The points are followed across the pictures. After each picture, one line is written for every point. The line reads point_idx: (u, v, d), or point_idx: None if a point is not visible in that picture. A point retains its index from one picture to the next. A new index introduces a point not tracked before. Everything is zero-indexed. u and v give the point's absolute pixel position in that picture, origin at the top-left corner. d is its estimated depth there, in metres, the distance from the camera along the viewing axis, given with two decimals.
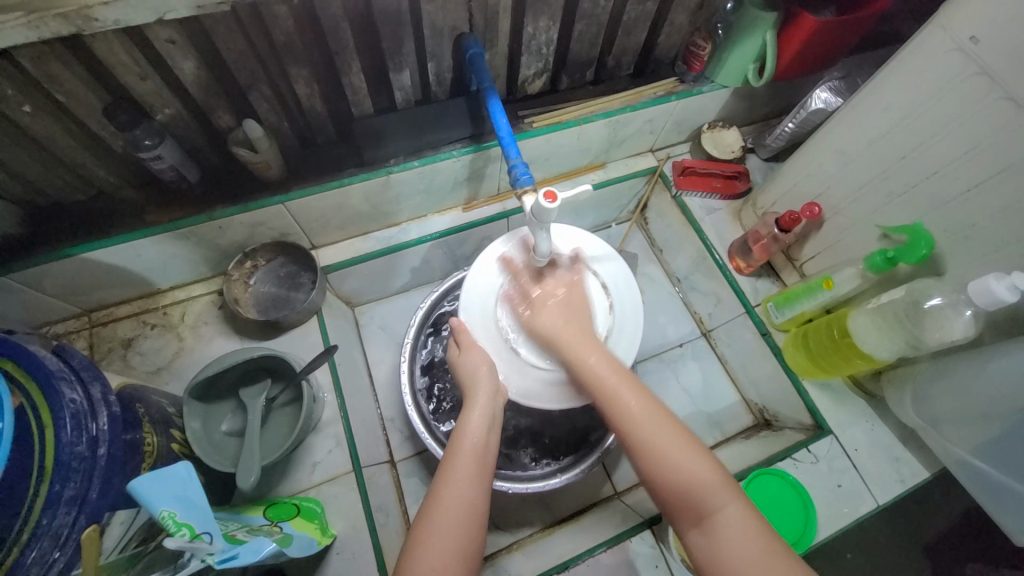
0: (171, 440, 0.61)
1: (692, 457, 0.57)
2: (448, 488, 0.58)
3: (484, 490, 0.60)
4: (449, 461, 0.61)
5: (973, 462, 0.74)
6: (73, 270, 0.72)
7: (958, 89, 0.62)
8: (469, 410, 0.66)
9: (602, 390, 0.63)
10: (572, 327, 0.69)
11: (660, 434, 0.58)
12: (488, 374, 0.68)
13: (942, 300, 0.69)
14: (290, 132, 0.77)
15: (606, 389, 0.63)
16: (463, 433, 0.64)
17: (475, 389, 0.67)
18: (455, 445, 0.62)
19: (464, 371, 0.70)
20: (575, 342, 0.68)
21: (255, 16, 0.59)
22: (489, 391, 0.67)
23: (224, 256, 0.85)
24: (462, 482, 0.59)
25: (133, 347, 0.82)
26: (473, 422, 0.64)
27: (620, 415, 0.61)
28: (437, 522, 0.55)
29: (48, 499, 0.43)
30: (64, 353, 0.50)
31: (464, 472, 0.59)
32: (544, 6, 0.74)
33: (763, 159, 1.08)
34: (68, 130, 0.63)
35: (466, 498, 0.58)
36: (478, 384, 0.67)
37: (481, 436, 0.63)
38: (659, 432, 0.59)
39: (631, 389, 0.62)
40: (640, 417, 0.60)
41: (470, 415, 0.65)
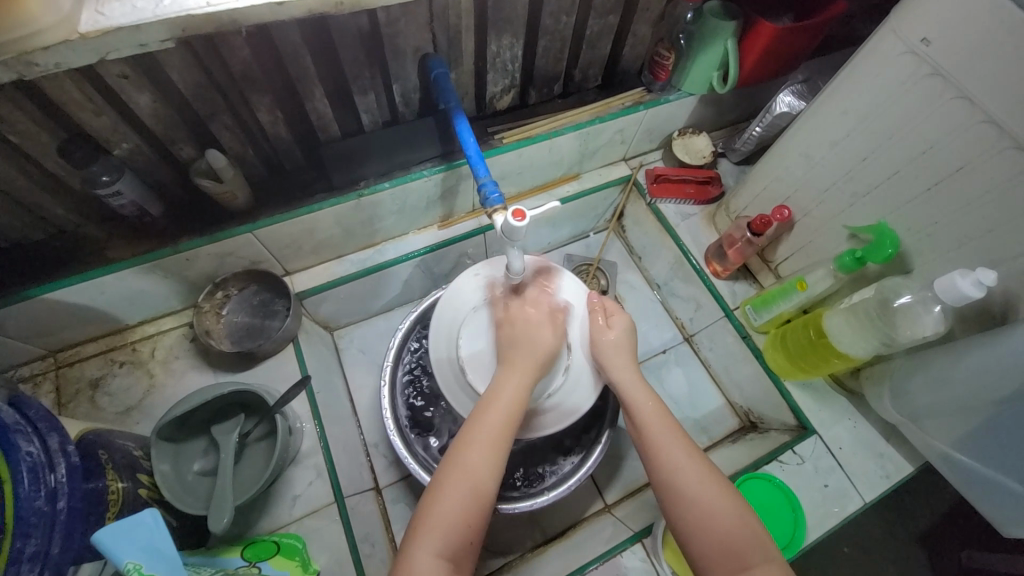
0: (138, 485, 0.59)
1: (733, 514, 0.56)
2: (471, 452, 0.58)
3: (504, 457, 0.60)
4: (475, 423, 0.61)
5: (953, 454, 0.75)
6: (33, 312, 0.70)
7: (912, 90, 0.64)
8: (512, 371, 0.66)
9: (650, 434, 0.63)
10: (629, 368, 0.69)
11: (704, 485, 0.58)
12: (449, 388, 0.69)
13: (911, 297, 0.70)
14: (256, 159, 0.76)
15: (652, 438, 0.62)
16: (495, 396, 0.63)
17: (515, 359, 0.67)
18: (486, 410, 0.62)
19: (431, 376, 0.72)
20: (627, 383, 0.67)
21: (210, 47, 0.58)
22: (525, 366, 0.66)
23: (194, 288, 0.83)
24: (489, 451, 0.59)
25: (101, 387, 0.80)
26: (508, 387, 0.64)
27: (661, 464, 0.60)
28: (451, 491, 0.56)
29: (9, 558, 0.42)
30: (20, 405, 0.48)
31: (492, 441, 0.59)
32: (506, 24, 0.74)
33: (733, 163, 1.09)
34: (20, 170, 0.62)
35: (491, 459, 0.58)
36: (519, 355, 0.67)
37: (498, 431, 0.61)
38: (703, 487, 0.58)
39: (677, 438, 0.62)
40: (686, 470, 0.59)
41: (510, 376, 0.65)
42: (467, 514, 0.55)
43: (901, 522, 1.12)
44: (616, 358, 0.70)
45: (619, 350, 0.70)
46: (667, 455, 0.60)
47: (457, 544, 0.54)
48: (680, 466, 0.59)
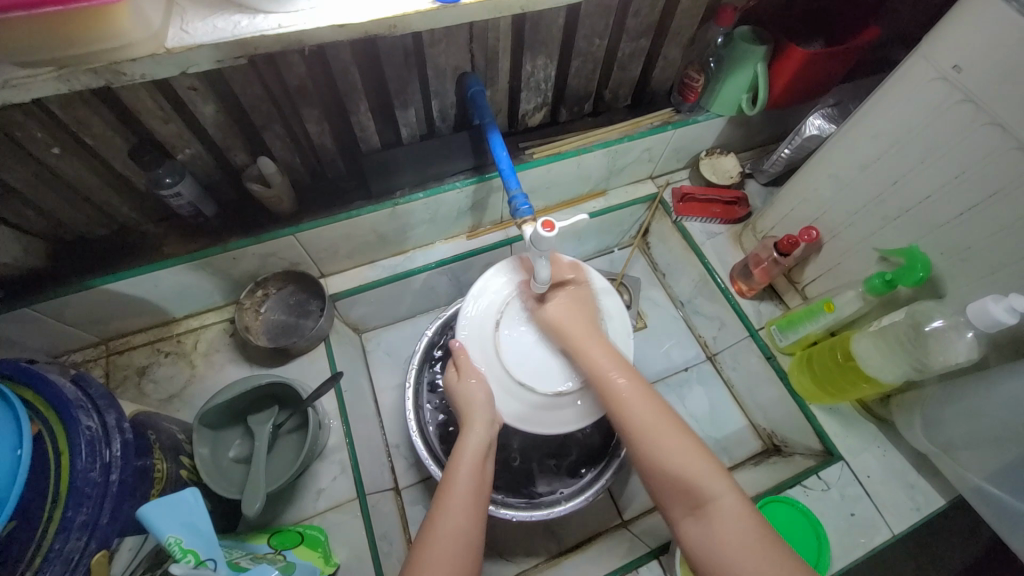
0: (180, 467, 0.62)
1: (688, 452, 0.60)
2: (445, 517, 0.59)
3: (478, 524, 0.60)
4: (448, 486, 0.62)
5: (986, 487, 0.73)
6: (93, 301, 0.75)
7: (946, 115, 0.64)
8: (467, 435, 0.66)
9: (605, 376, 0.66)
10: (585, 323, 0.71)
11: (654, 419, 0.62)
12: (485, 405, 0.68)
13: (943, 322, 0.68)
14: (302, 167, 0.81)
15: (602, 377, 0.66)
16: (460, 456, 0.64)
17: (471, 414, 0.68)
18: (460, 446, 0.65)
19: (461, 396, 0.70)
20: (578, 332, 0.70)
21: (270, 64, 0.64)
22: (484, 422, 0.67)
23: (237, 285, 0.88)
24: (459, 514, 0.59)
25: (147, 375, 0.85)
26: (472, 442, 0.65)
27: (613, 395, 0.65)
28: (435, 552, 0.56)
29: (61, 524, 0.45)
30: (82, 382, 0.52)
31: (464, 510, 0.59)
32: (541, 46, 0.78)
33: (761, 184, 1.10)
34: (94, 170, 0.68)
35: (464, 525, 0.58)
36: (475, 414, 0.67)
37: (475, 464, 0.64)
38: (650, 416, 0.62)
39: (626, 376, 0.66)
40: (640, 404, 0.63)
41: (466, 442, 0.65)
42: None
43: (934, 562, 1.07)
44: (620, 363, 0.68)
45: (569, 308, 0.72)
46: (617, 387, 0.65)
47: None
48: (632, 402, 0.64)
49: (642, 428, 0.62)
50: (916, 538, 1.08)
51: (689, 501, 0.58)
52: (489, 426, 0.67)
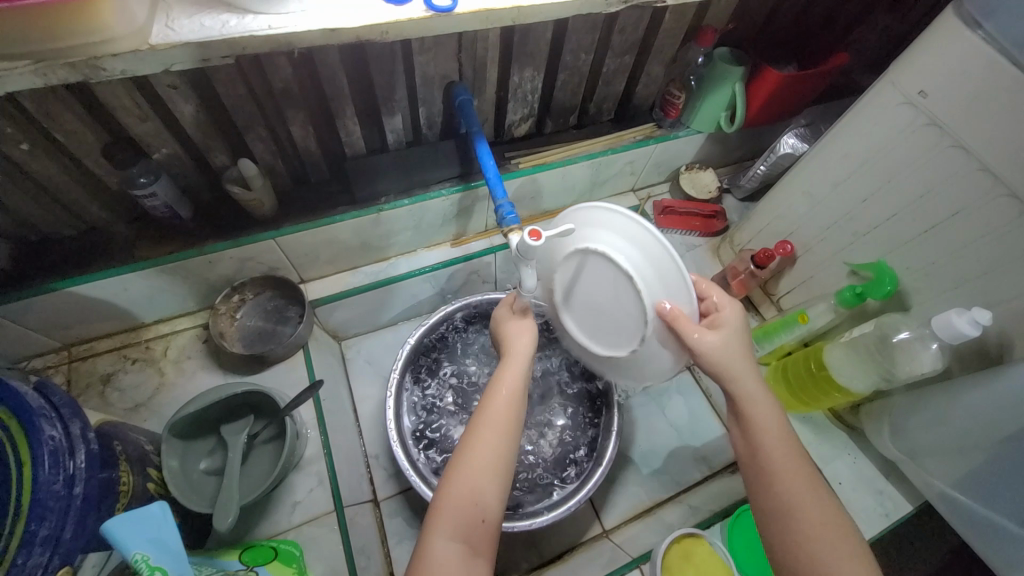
0: (147, 479, 0.59)
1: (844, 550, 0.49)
2: (482, 436, 0.57)
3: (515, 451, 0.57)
4: (486, 407, 0.59)
5: (952, 493, 0.75)
6: (56, 304, 0.72)
7: (911, 138, 0.67)
8: (509, 361, 0.63)
9: (757, 440, 0.54)
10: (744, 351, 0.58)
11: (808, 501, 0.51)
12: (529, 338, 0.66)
13: (910, 334, 0.71)
14: (284, 170, 0.80)
15: (768, 454, 0.53)
16: (499, 379, 0.61)
17: (512, 344, 0.66)
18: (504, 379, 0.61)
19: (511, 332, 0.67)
20: (755, 392, 0.55)
21: (255, 64, 0.62)
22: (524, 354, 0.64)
23: (212, 290, 0.85)
24: (495, 442, 0.56)
25: (112, 383, 0.81)
26: (512, 368, 0.62)
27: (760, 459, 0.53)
28: (466, 471, 0.55)
29: (23, 539, 0.43)
30: (45, 390, 0.49)
31: (498, 431, 0.57)
32: (529, 58, 0.79)
33: (738, 199, 1.14)
34: (64, 167, 0.65)
35: (499, 443, 0.57)
36: (516, 342, 0.65)
37: (517, 396, 0.60)
38: (804, 496, 0.51)
39: (777, 428, 0.54)
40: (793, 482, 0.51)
41: (507, 364, 0.63)
42: (481, 493, 0.54)
43: (901, 567, 1.10)
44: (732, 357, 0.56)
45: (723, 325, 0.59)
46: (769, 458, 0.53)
47: (467, 522, 0.53)
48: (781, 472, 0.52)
49: (787, 509, 0.51)
50: (886, 545, 1.11)
51: None
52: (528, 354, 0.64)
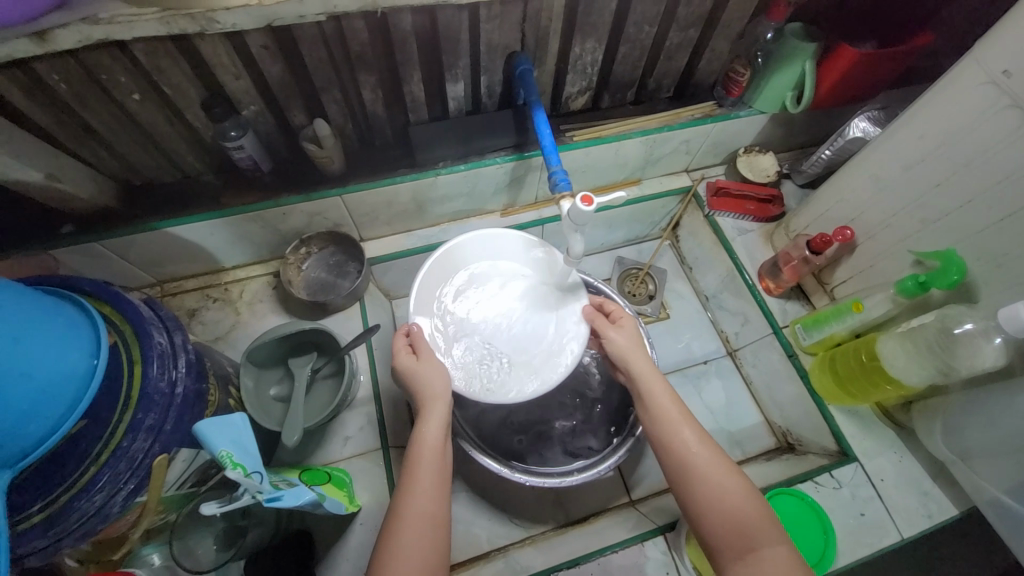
0: (228, 397, 0.68)
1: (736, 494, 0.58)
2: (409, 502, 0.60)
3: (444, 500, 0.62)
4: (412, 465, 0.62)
5: (1003, 499, 0.72)
6: (153, 242, 0.81)
7: (998, 119, 0.63)
8: (432, 409, 0.66)
9: (658, 422, 0.65)
10: (648, 360, 0.70)
11: (709, 463, 0.61)
12: (437, 386, 0.68)
13: (973, 327, 0.69)
14: (353, 132, 0.86)
15: (669, 431, 0.64)
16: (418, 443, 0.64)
17: (430, 394, 0.67)
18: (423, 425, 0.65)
19: (419, 379, 0.68)
20: (645, 378, 0.68)
21: (336, 29, 0.67)
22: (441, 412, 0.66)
23: (283, 241, 0.93)
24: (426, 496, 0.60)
25: (196, 317, 0.91)
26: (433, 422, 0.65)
27: (672, 442, 0.63)
28: (406, 527, 0.58)
29: (131, 425, 0.50)
30: (153, 306, 0.58)
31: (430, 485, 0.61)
32: (592, 29, 0.80)
33: (798, 185, 1.10)
34: (168, 119, 0.73)
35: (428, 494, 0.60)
36: (433, 391, 0.67)
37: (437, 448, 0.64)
38: (713, 467, 0.61)
39: (668, 403, 0.66)
40: (694, 450, 0.62)
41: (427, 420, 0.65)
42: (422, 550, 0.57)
43: None
44: (633, 351, 0.71)
45: (626, 353, 0.71)
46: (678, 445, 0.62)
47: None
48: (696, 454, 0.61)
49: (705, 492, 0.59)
50: (926, 556, 1.07)
51: (734, 547, 0.56)
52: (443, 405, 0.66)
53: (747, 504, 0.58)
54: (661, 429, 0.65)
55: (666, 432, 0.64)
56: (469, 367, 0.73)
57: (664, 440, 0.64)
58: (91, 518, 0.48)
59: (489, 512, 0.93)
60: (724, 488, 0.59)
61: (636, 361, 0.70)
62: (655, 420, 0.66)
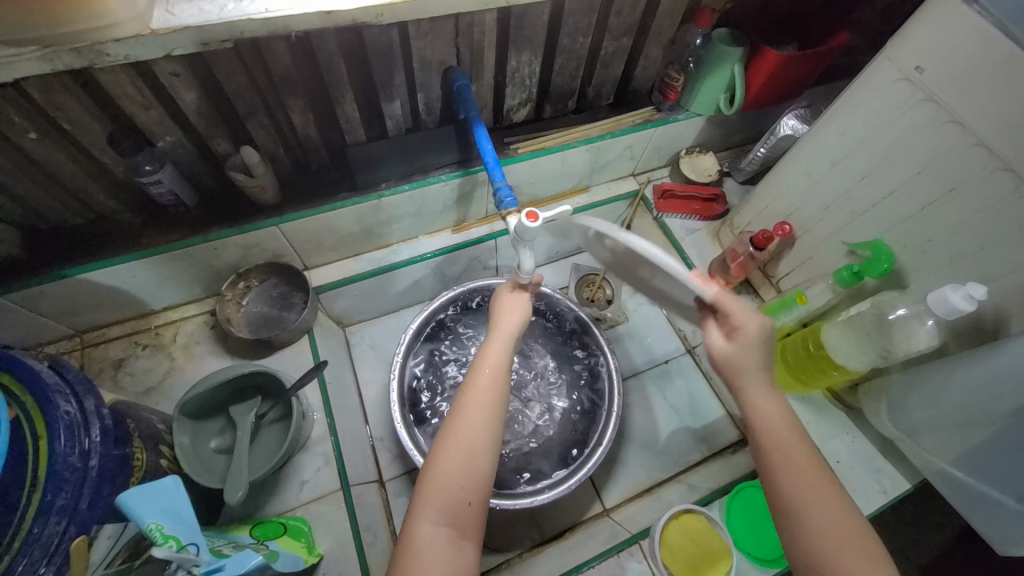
0: (160, 456, 0.62)
1: (830, 514, 0.51)
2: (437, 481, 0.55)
3: (488, 466, 0.57)
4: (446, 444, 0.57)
5: (951, 471, 0.76)
6: (66, 291, 0.74)
7: (909, 114, 0.67)
8: (493, 337, 0.65)
9: (764, 435, 0.56)
10: (763, 370, 0.59)
11: (812, 484, 0.53)
12: (510, 325, 0.67)
13: (906, 310, 0.72)
14: (285, 157, 0.81)
15: (773, 445, 0.55)
16: (481, 364, 0.62)
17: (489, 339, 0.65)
18: (472, 382, 0.61)
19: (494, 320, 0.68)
20: (753, 383, 0.58)
21: (254, 51, 0.63)
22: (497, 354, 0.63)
23: (219, 277, 0.87)
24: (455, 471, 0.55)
25: (124, 368, 0.83)
26: (493, 348, 0.64)
27: (768, 454, 0.55)
28: (434, 503, 0.54)
29: (40, 507, 0.45)
30: (59, 367, 0.51)
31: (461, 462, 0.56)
32: (526, 41, 0.79)
33: (739, 182, 1.14)
34: (71, 156, 0.66)
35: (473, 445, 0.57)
36: (500, 322, 0.67)
37: (484, 403, 0.59)
38: (808, 487, 0.53)
39: (777, 410, 0.57)
40: (789, 468, 0.54)
41: (489, 347, 0.64)
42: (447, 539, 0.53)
43: (902, 547, 1.11)
44: (754, 362, 0.59)
45: (746, 380, 0.59)
46: (783, 473, 0.53)
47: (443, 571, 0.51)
48: (793, 478, 0.53)
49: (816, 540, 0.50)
50: (885, 525, 1.12)
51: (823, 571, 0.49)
52: (511, 327, 0.66)
53: (838, 528, 0.51)
54: (766, 437, 0.56)
55: (764, 438, 0.56)
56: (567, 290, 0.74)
57: (762, 447, 0.56)
58: None
59: None
60: (815, 510, 0.52)
61: (748, 369, 0.58)
62: (757, 428, 0.57)
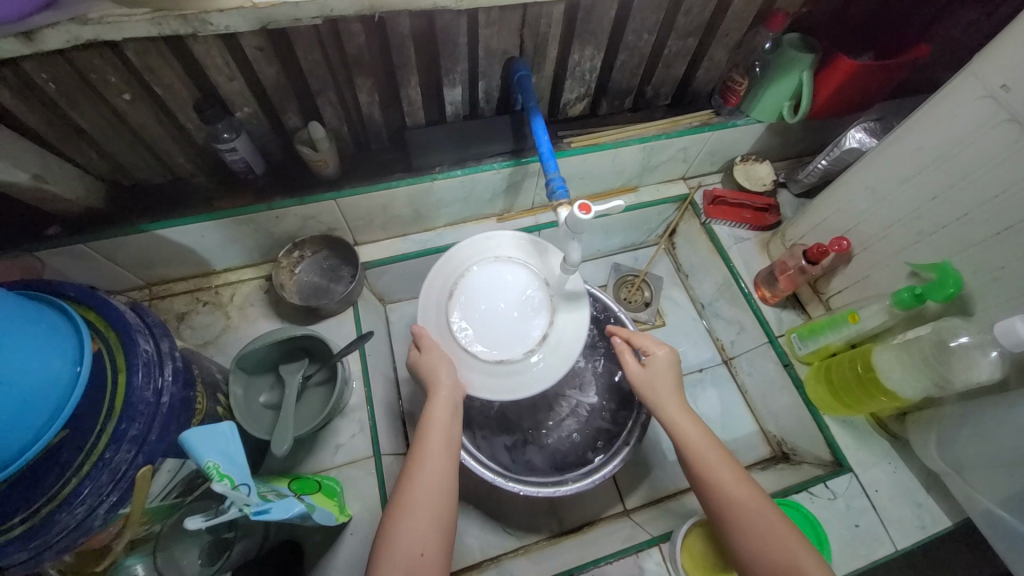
0: (216, 404, 0.67)
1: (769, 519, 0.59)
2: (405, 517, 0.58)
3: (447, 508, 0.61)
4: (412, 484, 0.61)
5: (999, 513, 0.71)
6: (142, 244, 0.80)
7: (993, 132, 0.63)
8: (434, 400, 0.67)
9: (693, 451, 0.66)
10: (675, 393, 0.71)
11: (748, 492, 0.62)
12: (449, 374, 0.69)
13: (969, 340, 0.69)
14: (348, 135, 0.85)
15: (703, 460, 0.64)
16: (428, 417, 0.66)
17: (434, 394, 0.68)
18: (425, 432, 0.65)
19: (424, 372, 0.70)
20: (670, 404, 0.70)
21: (332, 30, 0.66)
22: (443, 409, 0.67)
23: (276, 245, 0.92)
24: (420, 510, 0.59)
25: (185, 321, 0.90)
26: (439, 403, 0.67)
27: (703, 470, 0.64)
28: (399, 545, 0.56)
29: (114, 435, 0.49)
30: (140, 312, 0.57)
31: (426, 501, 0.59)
32: (591, 36, 0.79)
33: (794, 194, 1.10)
34: (159, 119, 0.72)
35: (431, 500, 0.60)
36: (439, 382, 0.68)
37: (438, 455, 0.63)
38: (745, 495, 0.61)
39: (696, 431, 0.67)
40: (725, 477, 0.63)
41: (434, 411, 0.66)
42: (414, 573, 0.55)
43: None
44: (665, 380, 0.72)
45: (660, 397, 0.71)
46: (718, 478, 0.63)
47: None
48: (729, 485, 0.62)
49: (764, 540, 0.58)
50: (918, 566, 1.07)
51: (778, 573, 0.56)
52: (455, 388, 0.69)
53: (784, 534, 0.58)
54: (691, 449, 0.66)
55: (692, 449, 0.66)
56: (440, 289, 0.75)
57: (690, 463, 0.65)
58: (72, 531, 0.47)
59: (482, 520, 0.92)
60: (756, 514, 0.60)
61: (663, 393, 0.71)
62: (679, 446, 0.67)
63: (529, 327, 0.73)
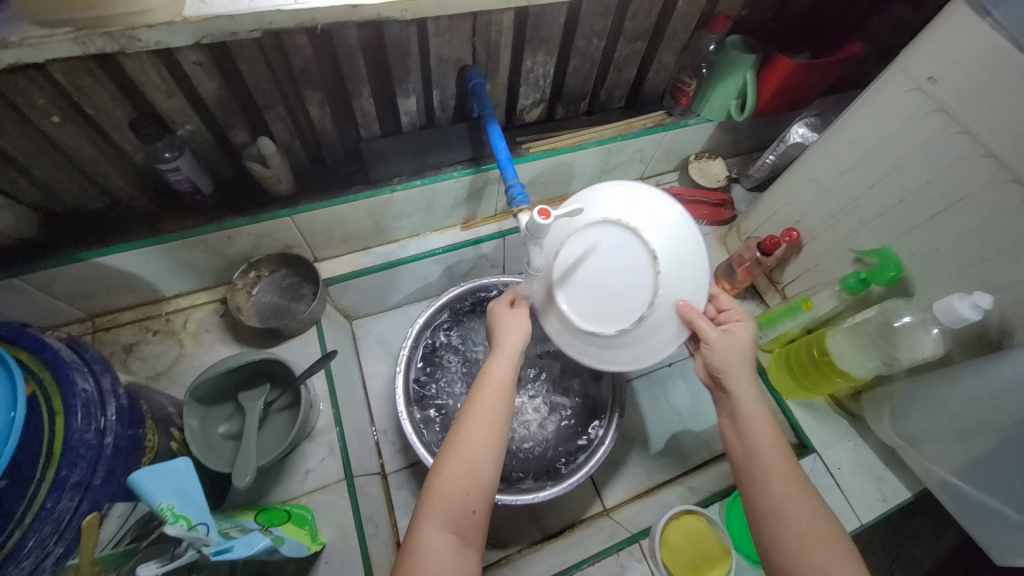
0: (170, 440, 0.63)
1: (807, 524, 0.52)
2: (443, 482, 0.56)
3: (493, 467, 0.58)
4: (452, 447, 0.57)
5: (951, 479, 0.77)
6: (80, 274, 0.74)
7: (920, 123, 0.68)
8: (499, 353, 0.65)
9: (744, 438, 0.58)
10: (747, 372, 0.61)
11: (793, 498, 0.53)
12: (518, 328, 0.66)
13: (911, 319, 0.73)
14: (301, 149, 0.82)
15: (752, 455, 0.56)
16: (489, 368, 0.63)
17: (501, 340, 0.66)
18: (479, 387, 0.62)
19: (497, 326, 0.68)
20: (739, 384, 0.60)
21: (275, 43, 0.64)
22: (509, 348, 0.65)
23: (230, 266, 0.88)
24: (457, 478, 0.56)
25: (134, 352, 0.84)
26: (505, 348, 0.65)
27: (750, 464, 0.56)
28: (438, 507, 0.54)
29: (54, 484, 0.45)
30: (78, 348, 0.54)
31: (464, 463, 0.56)
32: (542, 42, 0.80)
33: (746, 189, 1.14)
34: (92, 141, 0.67)
35: (462, 490, 0.55)
36: (506, 337, 0.66)
37: (496, 403, 0.61)
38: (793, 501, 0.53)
39: (758, 417, 0.58)
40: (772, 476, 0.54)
41: (494, 366, 0.63)
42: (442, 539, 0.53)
43: (900, 557, 1.11)
44: (737, 363, 0.61)
45: (727, 378, 0.61)
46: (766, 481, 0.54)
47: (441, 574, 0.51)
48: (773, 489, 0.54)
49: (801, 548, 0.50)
50: (883, 539, 1.12)
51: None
52: (520, 340, 0.66)
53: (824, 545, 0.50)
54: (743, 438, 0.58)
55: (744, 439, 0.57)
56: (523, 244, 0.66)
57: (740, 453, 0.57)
58: None
59: None
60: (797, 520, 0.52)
61: (736, 370, 0.61)
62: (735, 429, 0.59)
63: (635, 287, 0.61)
